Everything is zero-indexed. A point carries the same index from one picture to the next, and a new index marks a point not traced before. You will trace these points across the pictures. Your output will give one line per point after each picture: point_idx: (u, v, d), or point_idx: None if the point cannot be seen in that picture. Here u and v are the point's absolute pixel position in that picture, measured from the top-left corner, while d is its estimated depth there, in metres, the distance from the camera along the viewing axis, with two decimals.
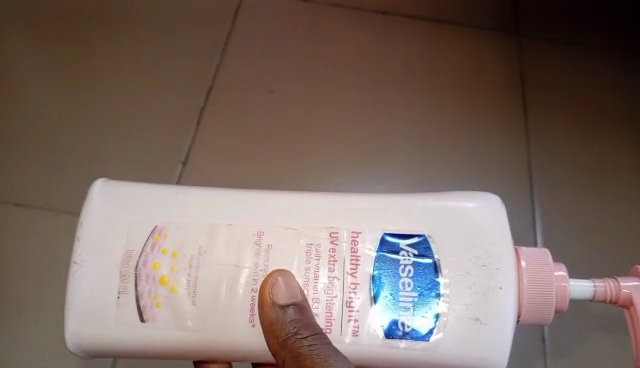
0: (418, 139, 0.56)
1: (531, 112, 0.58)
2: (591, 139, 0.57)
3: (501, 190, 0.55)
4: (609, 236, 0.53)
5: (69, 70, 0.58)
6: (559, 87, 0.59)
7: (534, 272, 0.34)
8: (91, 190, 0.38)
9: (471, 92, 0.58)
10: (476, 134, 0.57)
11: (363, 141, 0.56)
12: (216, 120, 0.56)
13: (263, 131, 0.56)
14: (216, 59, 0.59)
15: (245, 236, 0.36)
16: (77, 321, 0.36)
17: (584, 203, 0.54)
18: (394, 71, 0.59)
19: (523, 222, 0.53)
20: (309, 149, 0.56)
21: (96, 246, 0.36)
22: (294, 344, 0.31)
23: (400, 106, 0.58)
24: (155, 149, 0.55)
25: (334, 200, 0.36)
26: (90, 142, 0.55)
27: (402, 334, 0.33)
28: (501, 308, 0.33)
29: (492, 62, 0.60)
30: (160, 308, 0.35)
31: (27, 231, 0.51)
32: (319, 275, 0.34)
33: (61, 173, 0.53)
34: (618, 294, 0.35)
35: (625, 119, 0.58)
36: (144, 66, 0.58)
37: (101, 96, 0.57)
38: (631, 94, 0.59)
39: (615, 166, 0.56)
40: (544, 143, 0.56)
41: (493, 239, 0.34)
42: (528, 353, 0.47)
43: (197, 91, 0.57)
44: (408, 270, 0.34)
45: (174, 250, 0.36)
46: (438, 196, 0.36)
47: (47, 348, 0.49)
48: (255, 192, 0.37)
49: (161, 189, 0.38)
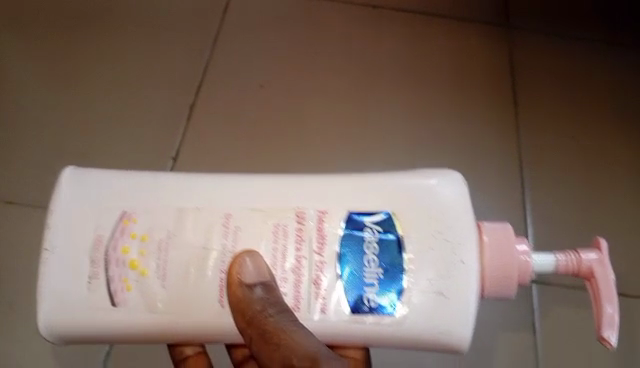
0: (407, 128, 0.56)
1: (505, 93, 0.58)
2: (563, 118, 0.57)
3: (475, 169, 0.55)
4: (581, 214, 0.54)
5: (53, 63, 0.57)
6: (538, 69, 0.59)
7: (496, 246, 0.35)
8: (61, 177, 0.38)
9: (444, 73, 0.58)
10: (466, 121, 0.57)
11: (352, 132, 0.56)
12: (189, 107, 0.56)
13: (236, 116, 0.56)
14: (207, 53, 0.58)
15: (213, 219, 0.36)
16: (50, 308, 0.36)
17: (558, 182, 0.55)
18: (367, 53, 0.59)
19: (515, 208, 0.53)
20: (298, 141, 0.55)
21: (66, 233, 0.36)
22: (261, 320, 0.31)
23: (387, 94, 0.57)
24: (126, 137, 0.55)
25: (303, 182, 0.37)
26: (78, 137, 0.54)
27: (368, 309, 0.34)
28: (462, 281, 0.34)
29: (478, 47, 0.60)
30: (131, 292, 0.36)
31: (17, 229, 0.50)
32: (286, 254, 0.35)
33: (29, 163, 0.53)
34: (579, 266, 0.36)
35: (598, 98, 0.58)
36: (131, 59, 0.57)
37: (69, 85, 0.56)
38: (604, 73, 0.59)
39: (588, 144, 0.56)
40: (518, 123, 0.57)
41: (454, 215, 0.35)
42: (517, 340, 0.48)
43: (168, 77, 0.57)
44: (373, 247, 0.34)
45: (143, 234, 0.36)
46: (403, 174, 0.36)
47: (39, 345, 0.48)
48: (232, 177, 0.37)
49: (129, 175, 0.38)
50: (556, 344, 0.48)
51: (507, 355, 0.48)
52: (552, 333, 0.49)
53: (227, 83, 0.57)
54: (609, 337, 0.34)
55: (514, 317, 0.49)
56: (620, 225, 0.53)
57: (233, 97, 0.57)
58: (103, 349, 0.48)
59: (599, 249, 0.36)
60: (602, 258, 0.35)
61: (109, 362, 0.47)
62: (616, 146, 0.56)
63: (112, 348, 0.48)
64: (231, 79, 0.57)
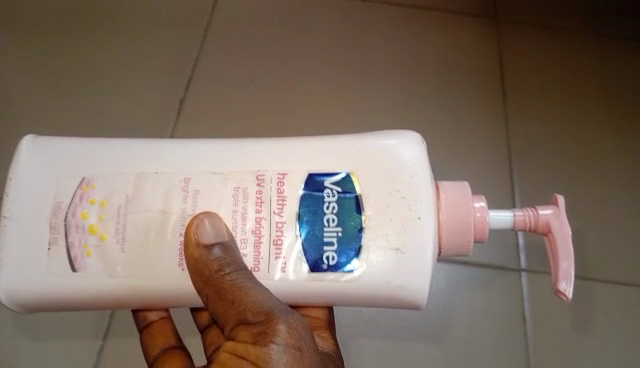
0: (390, 104, 0.57)
1: (469, 62, 0.59)
2: (529, 86, 0.58)
3: (438, 137, 0.55)
4: (546, 178, 0.54)
5: (34, 51, 0.57)
6: (518, 42, 0.60)
7: (452, 204, 0.35)
8: (21, 145, 0.38)
9: (409, 44, 0.59)
10: (446, 95, 0.57)
11: (334, 110, 0.56)
12: (155, 82, 0.57)
13: (202, 89, 0.57)
14: (196, 48, 0.58)
15: (173, 183, 0.36)
16: (10, 275, 0.36)
17: (521, 147, 0.55)
18: (332, 27, 0.60)
19: (501, 182, 0.54)
20: (283, 118, 0.56)
21: (24, 200, 0.36)
22: (217, 279, 0.31)
23: (367, 72, 0.58)
24: (92, 112, 0.55)
25: (267, 147, 0.36)
26: (64, 123, 0.55)
27: (327, 267, 0.34)
28: (418, 237, 0.34)
29: (457, 22, 0.60)
30: (91, 258, 0.36)
31: None
32: (246, 216, 0.35)
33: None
34: (537, 221, 0.36)
35: (571, 66, 0.59)
36: (115, 46, 0.58)
37: (36, 63, 0.57)
38: (570, 41, 0.60)
39: (552, 111, 0.57)
40: (482, 91, 0.57)
41: (411, 174, 0.35)
42: (507, 312, 0.49)
43: (135, 54, 0.58)
44: (332, 207, 0.34)
45: (102, 200, 0.36)
46: (363, 136, 0.36)
47: (28, 329, 0.48)
48: (203, 142, 0.37)
49: (90, 142, 0.38)
50: (521, 306, 0.49)
51: (496, 326, 0.49)
52: (513, 293, 0.50)
53: (194, 58, 0.58)
54: (565, 290, 0.34)
55: (503, 290, 0.50)
56: (584, 189, 0.54)
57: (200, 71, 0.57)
58: (104, 316, 0.48)
59: (556, 204, 0.36)
60: (558, 212, 0.36)
61: (110, 331, 0.48)
62: (581, 112, 0.57)
63: (106, 336, 0.47)
64: (198, 53, 0.58)
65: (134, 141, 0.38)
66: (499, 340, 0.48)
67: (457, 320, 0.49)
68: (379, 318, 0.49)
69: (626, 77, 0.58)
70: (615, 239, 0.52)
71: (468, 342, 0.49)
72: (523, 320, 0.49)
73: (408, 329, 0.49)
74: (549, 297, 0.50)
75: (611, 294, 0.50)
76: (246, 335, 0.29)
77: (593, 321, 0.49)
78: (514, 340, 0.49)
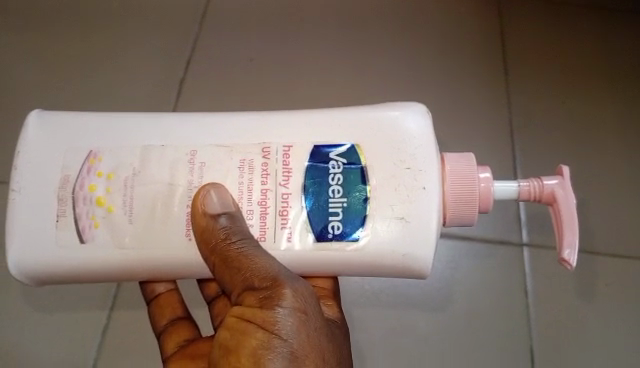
0: (391, 82, 0.57)
1: (472, 41, 0.59)
2: (532, 63, 0.58)
3: (441, 114, 0.55)
4: (550, 154, 0.54)
5: (39, 35, 0.58)
6: (522, 20, 0.60)
7: (457, 174, 0.35)
8: (27, 120, 0.38)
9: (412, 23, 0.59)
10: (448, 72, 0.57)
11: (335, 88, 0.56)
12: (158, 63, 0.58)
13: (206, 69, 0.57)
14: (196, 26, 0.59)
15: (179, 156, 0.36)
16: (19, 247, 0.36)
17: (525, 124, 0.55)
18: (335, 6, 0.60)
19: (504, 158, 0.54)
20: (285, 95, 0.56)
21: (32, 172, 0.37)
22: (223, 248, 0.31)
23: (369, 50, 0.58)
24: (96, 93, 0.56)
25: (271, 120, 0.37)
26: (69, 104, 0.56)
27: (333, 237, 0.34)
28: (423, 207, 0.34)
29: (459, 1, 0.60)
30: (99, 229, 0.36)
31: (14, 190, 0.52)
32: (252, 187, 0.35)
33: (3, 121, 0.55)
34: (541, 191, 0.36)
35: (576, 44, 0.59)
36: (118, 28, 0.59)
37: (42, 46, 0.58)
38: (574, 19, 0.60)
39: (556, 88, 0.57)
40: (485, 69, 0.57)
41: (417, 145, 0.35)
42: (508, 287, 0.50)
43: (139, 37, 0.59)
44: (337, 178, 0.35)
45: (109, 172, 0.36)
46: (368, 108, 0.36)
47: (34, 306, 0.49)
48: (208, 115, 0.37)
49: (96, 116, 0.38)
50: (523, 280, 0.50)
51: (497, 301, 0.49)
52: (515, 268, 0.50)
53: (196, 38, 0.59)
54: (569, 258, 0.34)
55: (503, 265, 0.50)
56: (588, 165, 0.54)
57: (203, 52, 0.58)
58: (110, 293, 0.49)
59: (561, 175, 0.36)
60: (563, 183, 0.36)
61: (116, 308, 0.49)
62: (585, 89, 0.57)
63: (112, 309, 0.48)
64: (200, 34, 0.59)
65: (139, 115, 0.38)
66: (502, 313, 0.49)
67: (459, 294, 0.50)
68: (382, 293, 0.50)
69: (630, 54, 0.58)
70: (619, 214, 0.52)
71: (471, 316, 0.49)
72: (525, 295, 0.49)
73: (411, 303, 0.49)
74: (552, 272, 0.50)
75: (613, 269, 0.50)
76: (252, 300, 0.30)
77: (596, 295, 0.50)
78: (516, 313, 0.49)
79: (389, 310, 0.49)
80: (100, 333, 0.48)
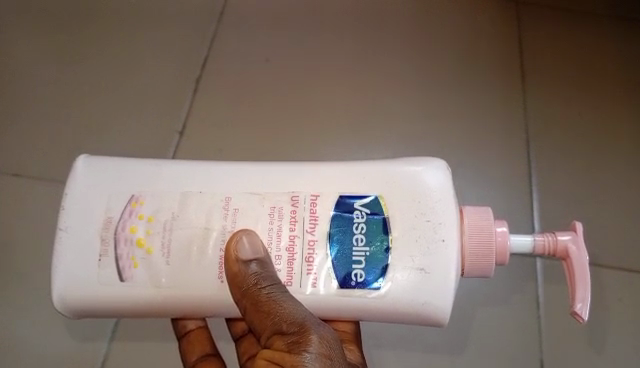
0: (409, 115, 0.59)
1: (492, 77, 0.61)
2: (552, 95, 0.60)
3: (459, 145, 0.58)
4: (566, 186, 0.56)
5: (66, 48, 0.61)
6: (542, 59, 0.62)
7: (475, 228, 0.38)
8: (76, 164, 0.42)
9: (433, 49, 0.62)
10: (466, 107, 0.59)
11: (351, 115, 0.59)
12: (178, 79, 0.60)
13: (235, 93, 0.60)
14: (217, 40, 0.62)
15: (215, 202, 0.39)
16: (63, 282, 0.39)
17: (542, 153, 0.58)
18: (358, 38, 0.62)
19: (519, 200, 0.56)
20: (305, 128, 0.58)
21: (78, 213, 0.40)
22: (254, 292, 0.34)
23: (389, 83, 0.60)
24: (119, 112, 0.58)
25: (300, 170, 0.39)
26: (91, 117, 0.58)
27: (355, 284, 0.37)
28: (443, 258, 0.36)
29: (482, 37, 0.63)
30: (138, 269, 0.39)
31: (34, 198, 0.54)
32: (281, 234, 0.37)
33: (30, 129, 0.57)
34: (556, 246, 0.38)
35: (597, 86, 0.60)
36: (143, 44, 0.61)
37: (68, 59, 0.60)
38: (596, 61, 0.61)
39: (574, 126, 0.59)
40: (503, 101, 0.60)
41: (437, 199, 0.37)
42: (522, 327, 0.51)
43: (166, 57, 0.61)
44: (361, 228, 0.37)
45: (149, 215, 0.39)
46: (393, 162, 0.39)
47: (50, 312, 0.52)
48: (241, 165, 0.40)
49: (137, 163, 0.41)
50: (537, 321, 0.51)
51: (508, 337, 0.51)
52: (527, 308, 0.52)
53: (210, 48, 0.61)
54: (581, 312, 0.36)
55: (518, 309, 0.52)
56: (603, 197, 0.56)
57: (234, 75, 0.60)
58: (110, 325, 0.51)
59: (574, 231, 0.38)
60: (576, 238, 0.38)
61: (116, 337, 0.51)
62: (603, 121, 0.59)
63: (114, 335, 0.51)
64: (229, 61, 0.61)
65: (178, 162, 0.41)
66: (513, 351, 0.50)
67: (472, 328, 0.51)
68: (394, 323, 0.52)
69: None
70: (634, 244, 0.54)
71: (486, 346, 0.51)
72: (538, 335, 0.51)
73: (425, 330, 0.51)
74: (564, 314, 0.51)
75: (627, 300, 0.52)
76: (281, 344, 0.32)
77: (609, 338, 0.51)
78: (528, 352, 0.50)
79: (402, 348, 0.51)
80: (110, 355, 0.50)
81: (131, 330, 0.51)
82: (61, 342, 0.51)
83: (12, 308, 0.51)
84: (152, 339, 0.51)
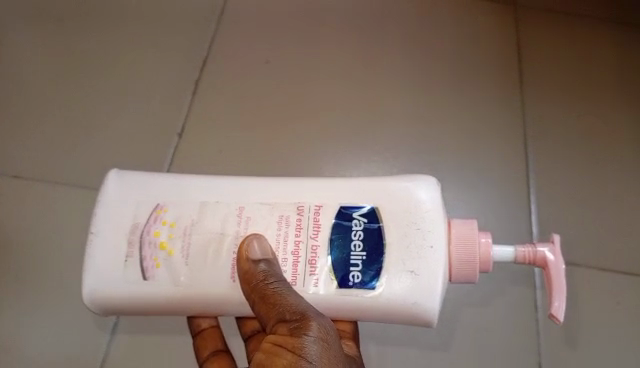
0: (413, 134, 0.63)
1: (494, 96, 0.65)
2: (550, 113, 0.64)
3: (459, 162, 0.62)
4: (564, 192, 0.61)
5: (98, 69, 0.66)
6: (543, 77, 0.66)
7: (462, 237, 0.42)
8: (108, 177, 0.47)
9: (439, 69, 0.66)
10: (468, 125, 0.64)
11: (357, 134, 0.63)
12: (178, 83, 0.66)
13: (252, 111, 0.65)
14: (238, 60, 0.67)
15: (230, 211, 0.44)
16: (93, 280, 0.44)
17: (542, 162, 0.62)
18: (368, 59, 0.67)
19: (515, 217, 0.60)
20: (315, 143, 0.63)
21: (109, 218, 0.45)
22: (262, 287, 0.38)
23: (397, 103, 0.65)
24: (144, 127, 0.64)
25: (306, 183, 0.44)
26: (119, 132, 0.63)
27: (352, 285, 0.41)
28: (431, 262, 0.41)
29: (486, 57, 0.67)
30: (159, 269, 0.43)
31: (65, 206, 0.60)
32: (287, 239, 0.42)
33: (64, 144, 0.62)
34: (535, 255, 0.42)
35: (594, 104, 0.65)
36: (169, 64, 0.67)
37: (100, 80, 0.66)
38: (595, 80, 0.66)
39: (572, 144, 0.63)
40: (504, 118, 0.64)
41: (427, 211, 0.42)
42: (511, 338, 0.55)
43: (189, 78, 0.66)
44: (359, 234, 0.42)
45: (172, 222, 0.44)
46: (388, 178, 0.44)
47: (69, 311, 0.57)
48: (255, 178, 0.45)
49: (162, 176, 0.47)
50: (529, 334, 0.55)
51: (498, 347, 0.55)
52: (518, 321, 0.55)
53: (207, 56, 0.67)
54: (557, 314, 0.40)
55: (507, 320, 0.55)
56: (600, 200, 0.60)
57: (253, 92, 0.66)
58: (108, 325, 0.56)
59: (553, 242, 0.42)
60: (554, 248, 0.42)
61: (115, 334, 0.56)
62: (598, 139, 0.63)
63: (117, 327, 0.56)
64: (247, 81, 0.66)
65: (198, 175, 0.46)
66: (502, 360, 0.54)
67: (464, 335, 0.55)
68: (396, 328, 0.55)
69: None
70: (626, 248, 0.58)
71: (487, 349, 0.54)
72: (527, 346, 0.54)
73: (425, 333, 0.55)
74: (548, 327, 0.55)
75: (620, 299, 0.56)
76: (284, 329, 0.36)
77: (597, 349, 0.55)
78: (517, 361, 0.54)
79: (401, 354, 0.55)
80: (109, 355, 0.55)
81: (132, 326, 0.56)
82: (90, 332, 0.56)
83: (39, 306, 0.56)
84: (166, 332, 0.56)
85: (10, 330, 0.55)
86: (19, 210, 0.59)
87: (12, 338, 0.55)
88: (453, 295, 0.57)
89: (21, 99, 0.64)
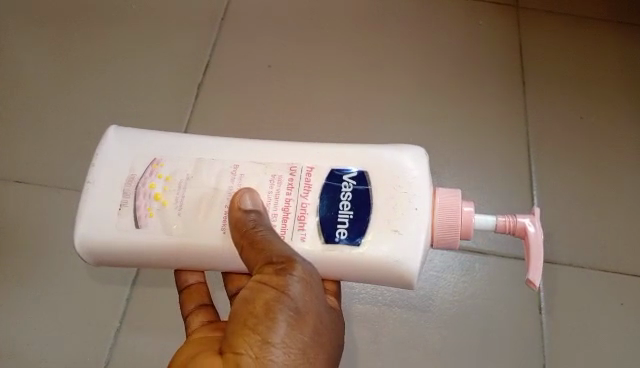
0: (415, 120, 0.66)
1: (496, 86, 0.69)
2: (551, 102, 0.68)
3: (460, 147, 0.65)
4: (560, 187, 0.63)
5: (109, 53, 0.70)
6: (545, 69, 0.70)
7: (445, 203, 0.44)
8: (107, 133, 0.48)
9: (445, 58, 0.70)
10: (469, 112, 0.67)
11: (355, 121, 0.66)
12: (184, 68, 0.69)
13: (262, 90, 0.68)
14: (243, 47, 0.71)
15: (225, 168, 0.45)
16: (86, 227, 0.45)
17: (543, 156, 0.65)
18: (369, 52, 0.70)
19: (508, 205, 0.63)
20: (319, 125, 0.66)
21: (106, 169, 0.46)
22: (251, 233, 0.39)
23: (401, 89, 0.68)
24: (152, 106, 0.67)
25: (300, 147, 0.46)
26: (129, 110, 0.67)
27: (338, 241, 0.42)
28: (414, 223, 0.42)
29: (491, 49, 0.71)
30: (152, 218, 0.45)
31: (73, 176, 0.63)
32: (278, 196, 0.44)
33: (74, 121, 0.66)
34: (515, 225, 0.44)
35: (595, 94, 0.68)
36: (178, 50, 0.70)
37: (110, 63, 0.69)
38: (596, 71, 0.70)
39: (571, 131, 0.66)
40: (505, 106, 0.68)
41: (413, 176, 0.44)
42: (491, 317, 0.58)
43: (196, 63, 0.69)
44: (347, 195, 0.43)
45: (167, 175, 0.45)
46: (379, 146, 0.45)
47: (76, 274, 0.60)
48: (251, 141, 0.47)
49: (161, 135, 0.48)
50: (510, 315, 0.58)
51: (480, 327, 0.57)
52: (500, 303, 0.58)
53: (213, 44, 0.71)
54: (534, 279, 0.42)
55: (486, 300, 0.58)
56: (594, 195, 0.63)
57: (256, 76, 0.69)
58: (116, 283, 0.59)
59: (533, 214, 0.44)
60: (533, 219, 0.44)
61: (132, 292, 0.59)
62: (597, 127, 0.67)
63: (131, 298, 0.59)
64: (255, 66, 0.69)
65: (197, 136, 0.48)
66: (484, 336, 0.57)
67: (452, 311, 0.58)
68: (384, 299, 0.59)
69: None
70: (615, 230, 0.61)
71: (472, 334, 0.57)
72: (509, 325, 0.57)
73: (416, 315, 0.58)
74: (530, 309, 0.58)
75: (608, 291, 0.59)
76: (269, 269, 0.37)
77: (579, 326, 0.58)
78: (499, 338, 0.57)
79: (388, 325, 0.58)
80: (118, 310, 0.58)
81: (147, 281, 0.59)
82: (93, 304, 0.58)
83: (48, 269, 0.60)
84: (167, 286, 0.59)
85: (21, 289, 0.59)
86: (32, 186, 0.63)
87: (24, 295, 0.58)
88: (440, 274, 0.60)
89: (35, 81, 0.68)
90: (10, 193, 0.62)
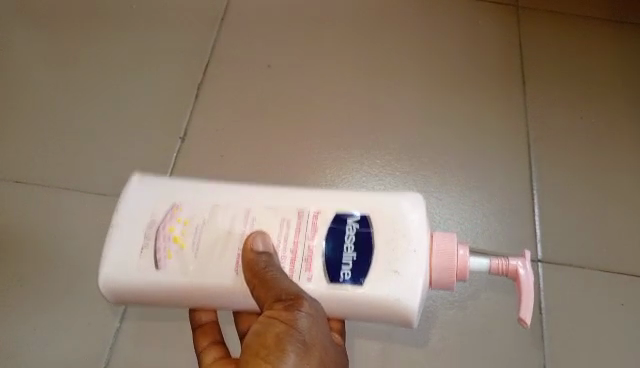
0: (414, 141, 0.70)
1: (496, 98, 0.73)
2: (550, 113, 0.73)
3: (462, 164, 0.69)
4: (562, 193, 0.68)
5: (112, 84, 0.73)
6: (544, 78, 0.75)
7: (443, 247, 0.47)
8: (129, 183, 0.52)
9: (448, 71, 0.75)
10: (471, 124, 0.71)
11: (353, 152, 0.70)
12: (179, 96, 0.73)
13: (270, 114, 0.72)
14: (240, 74, 0.74)
15: (238, 213, 0.49)
16: (109, 268, 0.49)
17: (543, 162, 0.70)
18: (367, 81, 0.74)
19: (508, 229, 0.66)
20: (318, 155, 0.69)
21: (129, 213, 0.50)
22: (262, 273, 0.43)
23: (404, 110, 0.72)
24: (154, 137, 0.70)
25: (308, 192, 0.49)
26: (132, 139, 0.70)
27: (342, 281, 0.46)
28: (412, 264, 0.46)
29: (491, 60, 0.76)
30: (171, 260, 0.48)
31: (82, 205, 0.66)
32: (287, 238, 0.47)
33: (79, 152, 0.69)
34: (508, 267, 0.47)
35: (593, 104, 0.73)
36: (178, 80, 0.74)
37: (113, 95, 0.73)
38: (593, 79, 0.75)
39: (570, 143, 0.71)
40: (506, 117, 0.72)
41: (412, 221, 0.47)
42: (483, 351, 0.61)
43: (191, 92, 0.73)
44: (351, 237, 0.47)
45: (186, 219, 0.49)
46: (381, 192, 0.49)
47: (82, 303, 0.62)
48: (263, 187, 0.50)
49: (180, 180, 0.52)
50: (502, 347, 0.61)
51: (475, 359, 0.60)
52: (494, 337, 0.61)
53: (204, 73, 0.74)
54: (525, 318, 0.45)
55: (476, 336, 0.61)
56: (594, 195, 0.68)
57: (254, 103, 0.72)
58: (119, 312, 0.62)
59: (524, 257, 0.47)
60: (525, 262, 0.47)
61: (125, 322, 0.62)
62: (594, 138, 0.71)
63: (136, 325, 0.61)
64: (248, 93, 0.73)
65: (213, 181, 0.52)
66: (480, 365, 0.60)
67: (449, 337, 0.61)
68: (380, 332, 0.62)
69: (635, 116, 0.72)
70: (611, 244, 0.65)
71: (472, 350, 0.61)
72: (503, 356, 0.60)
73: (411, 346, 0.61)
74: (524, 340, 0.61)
75: (602, 314, 0.62)
76: (278, 306, 0.41)
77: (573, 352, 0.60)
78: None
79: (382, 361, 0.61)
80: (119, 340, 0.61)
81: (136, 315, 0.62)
82: (100, 332, 0.61)
83: (54, 299, 0.62)
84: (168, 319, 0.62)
85: (30, 319, 0.61)
86: (31, 187, 0.67)
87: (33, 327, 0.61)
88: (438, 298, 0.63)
89: (42, 116, 0.71)
90: (19, 225, 0.65)
